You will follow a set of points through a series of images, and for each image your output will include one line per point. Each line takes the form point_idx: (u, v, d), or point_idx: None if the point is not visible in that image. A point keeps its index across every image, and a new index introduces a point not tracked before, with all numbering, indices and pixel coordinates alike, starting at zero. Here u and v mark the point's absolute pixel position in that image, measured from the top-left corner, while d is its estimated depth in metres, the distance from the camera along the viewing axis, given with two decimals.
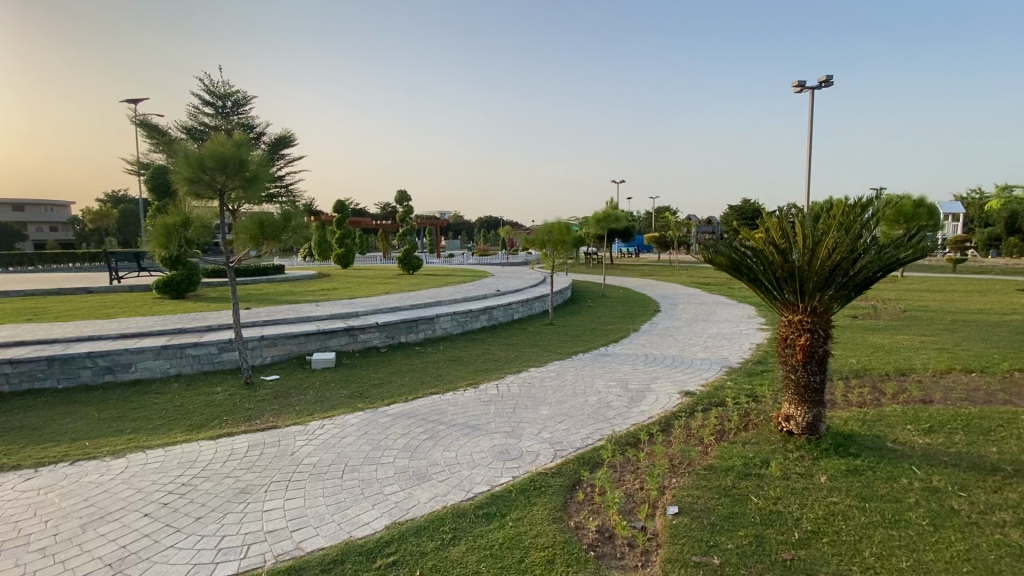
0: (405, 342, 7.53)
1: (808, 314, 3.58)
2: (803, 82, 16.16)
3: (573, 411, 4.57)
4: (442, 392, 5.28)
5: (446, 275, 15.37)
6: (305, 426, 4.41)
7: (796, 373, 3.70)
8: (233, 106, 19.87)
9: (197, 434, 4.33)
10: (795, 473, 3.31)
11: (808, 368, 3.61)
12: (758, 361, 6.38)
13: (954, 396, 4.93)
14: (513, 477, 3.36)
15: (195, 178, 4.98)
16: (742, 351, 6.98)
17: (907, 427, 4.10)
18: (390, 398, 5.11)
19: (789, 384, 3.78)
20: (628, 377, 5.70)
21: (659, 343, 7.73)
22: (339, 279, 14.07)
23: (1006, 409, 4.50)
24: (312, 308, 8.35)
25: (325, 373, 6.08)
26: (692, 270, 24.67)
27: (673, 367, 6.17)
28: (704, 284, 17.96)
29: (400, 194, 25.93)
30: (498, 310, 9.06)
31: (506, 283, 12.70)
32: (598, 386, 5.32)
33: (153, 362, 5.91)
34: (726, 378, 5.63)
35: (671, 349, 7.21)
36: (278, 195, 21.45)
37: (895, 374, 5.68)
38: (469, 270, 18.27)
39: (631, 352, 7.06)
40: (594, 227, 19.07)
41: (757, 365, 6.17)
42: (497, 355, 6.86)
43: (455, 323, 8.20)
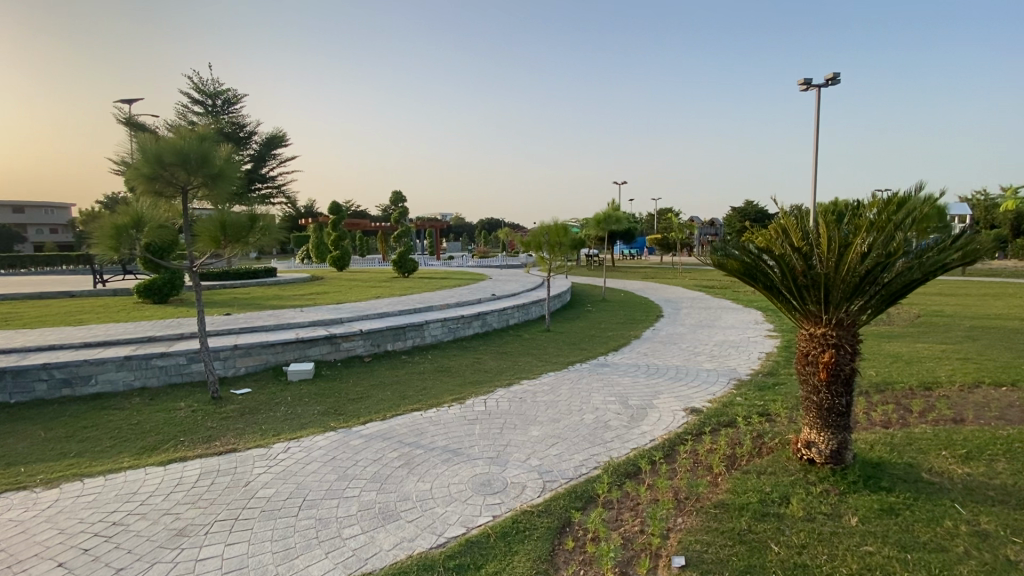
0: (391, 350, 7.08)
1: (832, 327, 3.14)
2: (809, 79, 15.70)
3: (567, 432, 4.11)
4: (424, 408, 4.83)
5: (442, 278, 14.94)
6: (267, 450, 3.97)
7: (818, 395, 3.26)
8: (224, 105, 19.53)
9: (146, 459, 3.88)
10: (821, 514, 2.84)
11: (832, 390, 3.18)
12: (769, 374, 5.90)
13: (988, 415, 4.45)
14: (493, 517, 2.91)
15: (155, 174, 4.56)
16: (751, 362, 6.51)
17: (942, 453, 3.63)
18: (367, 415, 4.66)
19: (810, 407, 3.34)
20: (628, 391, 5.24)
21: (661, 351, 7.26)
22: (332, 282, 13.63)
23: None
24: (295, 314, 7.91)
25: (301, 386, 5.63)
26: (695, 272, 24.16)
27: (677, 380, 5.71)
28: (708, 288, 17.47)
29: (398, 195, 25.57)
30: (492, 316, 8.61)
31: (503, 287, 12.26)
32: (595, 402, 4.86)
33: (115, 374, 5.48)
34: (735, 393, 5.17)
35: (674, 359, 6.74)
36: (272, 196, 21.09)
37: (919, 388, 5.20)
38: (467, 273, 17.85)
39: (632, 362, 6.59)
40: (594, 229, 18.62)
41: (768, 378, 5.70)
42: (489, 365, 6.41)
43: (445, 330, 7.75)
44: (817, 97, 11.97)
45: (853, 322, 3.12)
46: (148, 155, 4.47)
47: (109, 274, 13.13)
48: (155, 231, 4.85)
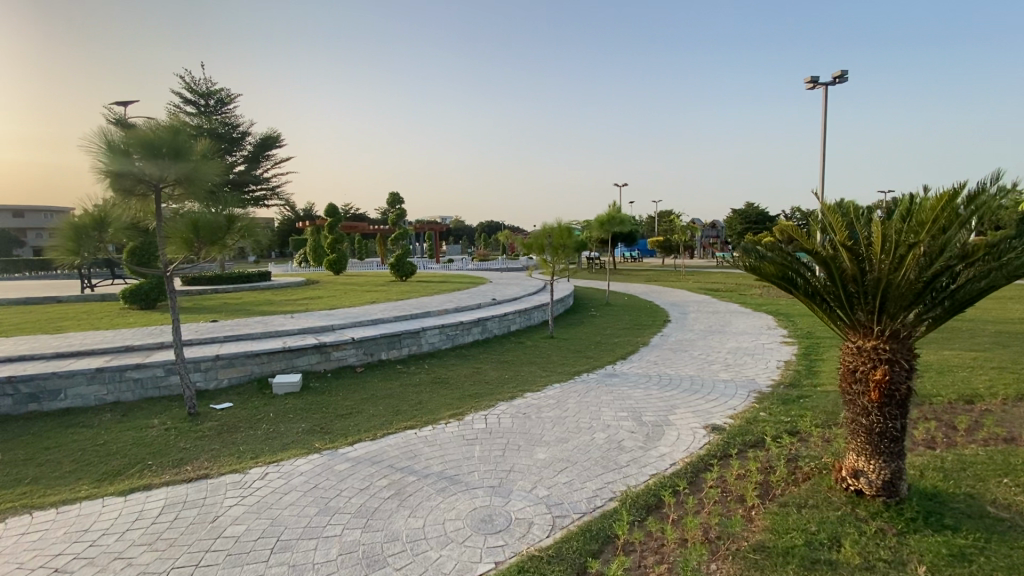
0: (386, 359, 6.66)
1: (885, 340, 2.73)
2: (816, 77, 15.34)
3: (577, 455, 3.69)
4: (419, 425, 4.41)
5: (441, 282, 14.52)
6: (242, 477, 3.55)
7: (868, 417, 2.87)
8: (217, 105, 19.22)
9: (106, 488, 3.46)
10: (880, 560, 2.42)
11: (885, 412, 2.79)
12: (791, 386, 5.48)
13: None
14: (495, 565, 2.48)
15: (122, 170, 4.14)
16: (770, 371, 6.09)
17: (1003, 480, 3.21)
18: (356, 434, 4.24)
19: (857, 431, 2.94)
20: (641, 405, 4.82)
21: (672, 360, 6.84)
22: (327, 287, 13.23)
23: None
24: (284, 321, 7.50)
25: (287, 399, 5.21)
26: (699, 275, 23.72)
27: (692, 392, 5.29)
28: (715, 291, 17.05)
29: (395, 197, 25.19)
30: (493, 322, 8.20)
31: (504, 291, 11.85)
32: (606, 418, 4.44)
33: (86, 388, 5.06)
34: (757, 408, 4.75)
35: (687, 368, 6.32)
36: (268, 199, 20.72)
37: (959, 402, 4.77)
38: (467, 276, 17.44)
39: (643, 372, 6.17)
40: (596, 231, 18.21)
41: (791, 391, 5.27)
42: (490, 376, 5.99)
43: (443, 337, 7.33)
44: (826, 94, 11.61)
45: (909, 333, 2.71)
46: (114, 149, 4.08)
47: (99, 279, 12.73)
48: (119, 234, 4.47)
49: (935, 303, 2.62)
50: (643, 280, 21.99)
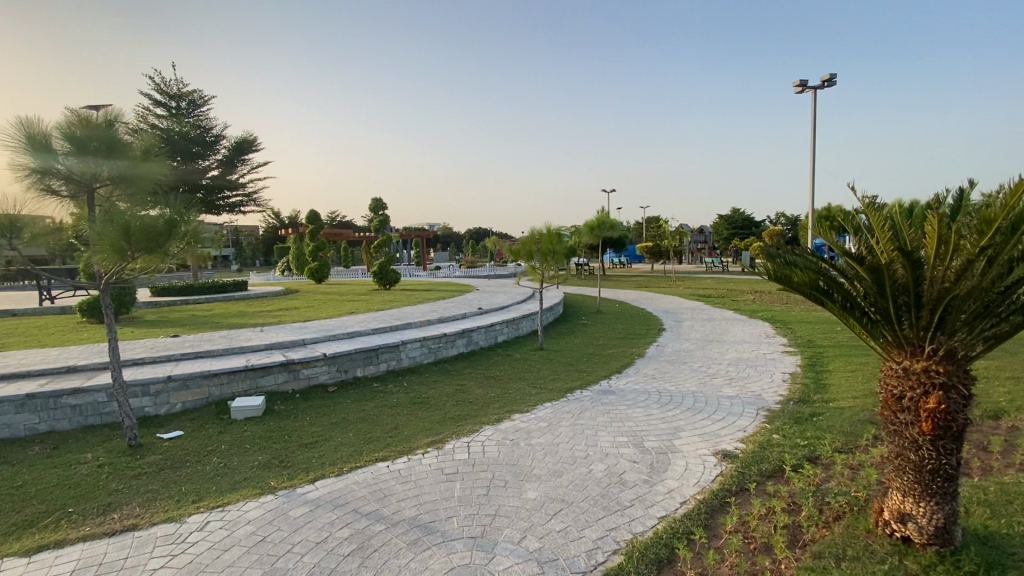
0: (361, 377, 6.12)
1: (936, 362, 2.29)
2: (804, 80, 15.19)
3: (572, 492, 3.20)
4: (392, 456, 3.88)
5: (426, 290, 13.99)
6: (177, 529, 2.98)
7: (914, 453, 2.42)
8: (189, 107, 18.66)
9: (9, 546, 2.87)
10: None
11: (937, 447, 2.34)
12: (801, 402, 5.04)
13: None
14: None
15: (45, 169, 3.61)
16: (776, 385, 5.67)
17: None
18: (320, 469, 3.71)
19: (900, 467, 2.50)
20: (641, 429, 4.34)
21: (670, 374, 6.39)
22: (306, 296, 12.61)
23: None
24: (251, 335, 6.91)
25: (246, 426, 4.65)
26: (689, 281, 23.39)
27: (696, 412, 4.83)
28: (707, 296, 16.75)
29: (377, 203, 24.55)
30: (478, 333, 7.69)
31: (492, 299, 11.36)
32: (603, 445, 3.95)
33: (14, 418, 4.44)
34: (769, 429, 4.31)
35: (687, 383, 5.87)
36: (245, 204, 20.03)
37: (985, 419, 4.39)
38: (454, 284, 16.90)
39: (641, 388, 5.70)
40: (586, 237, 17.81)
41: (803, 408, 4.84)
42: (474, 394, 5.48)
43: (425, 350, 6.81)
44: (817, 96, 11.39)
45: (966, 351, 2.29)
46: (36, 143, 3.54)
47: (59, 290, 11.97)
48: (34, 240, 3.68)
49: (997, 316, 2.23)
50: (633, 286, 21.70)
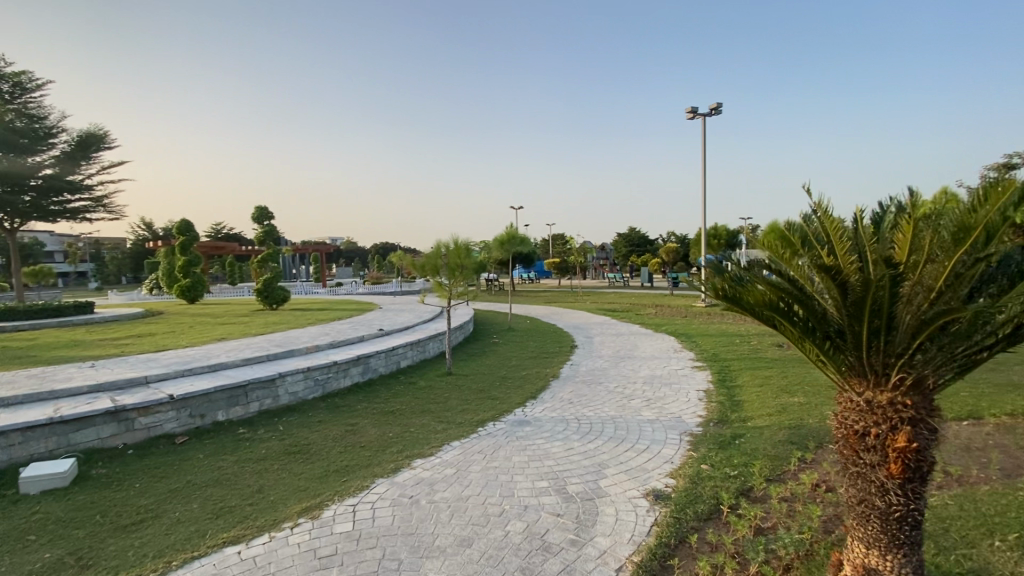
0: (224, 421, 4.95)
1: (902, 394, 1.95)
2: (694, 107, 16.21)
3: (485, 570, 2.52)
4: (248, 535, 2.94)
5: (322, 310, 12.62)
6: None
7: (879, 500, 2.03)
8: (16, 90, 15.69)
9: None
10: None
11: (909, 493, 1.96)
12: (720, 423, 4.82)
13: (985, 461, 3.63)
14: None
15: None
16: (693, 404, 5.46)
17: (993, 542, 2.57)
18: (135, 566, 2.66)
19: (861, 515, 2.12)
20: (562, 469, 3.78)
21: (587, 397, 5.97)
22: (172, 320, 10.72)
23: None
24: (76, 374, 5.42)
25: (39, 504, 3.39)
26: (596, 295, 23.94)
27: (618, 442, 4.40)
28: (614, 310, 17.06)
29: (265, 214, 22.29)
30: (376, 359, 6.77)
31: (395, 319, 10.40)
32: (521, 495, 3.33)
33: None
34: (695, 458, 3.97)
35: (606, 408, 5.47)
36: (97, 211, 17.10)
37: None
38: (355, 303, 15.55)
39: (558, 416, 5.19)
40: (495, 252, 17.40)
41: (723, 430, 4.61)
42: (367, 436, 4.61)
43: (309, 383, 5.77)
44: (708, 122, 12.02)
45: (939, 381, 1.97)
46: None
47: None
48: None
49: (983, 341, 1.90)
50: (543, 301, 21.71)
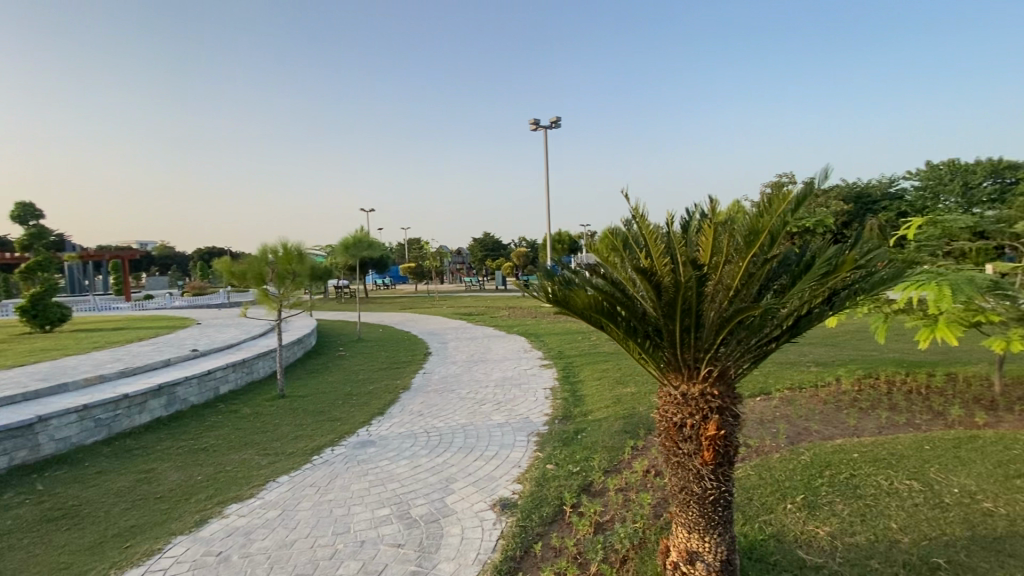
0: None
1: (711, 385, 2.09)
2: (538, 119, 17.13)
3: None
4: None
5: (120, 329, 10.44)
6: None
7: (696, 486, 2.16)
8: None
9: None
10: None
11: (720, 476, 2.12)
12: (564, 420, 4.99)
13: (772, 431, 4.29)
14: None
15: None
16: (540, 404, 5.60)
17: (781, 504, 2.98)
18: None
19: (682, 501, 2.24)
20: (407, 491, 3.52)
21: (438, 406, 5.77)
22: None
23: (827, 442, 3.96)
24: None
25: None
26: (452, 299, 23.93)
27: (468, 452, 4.28)
28: (469, 314, 17.18)
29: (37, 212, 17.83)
30: (188, 387, 5.72)
31: (219, 335, 9.02)
32: (359, 529, 2.99)
33: None
34: (541, 459, 4.02)
35: (456, 416, 5.33)
36: None
37: None
38: (168, 318, 13.21)
39: (406, 431, 4.90)
40: (341, 257, 16.26)
41: (567, 426, 4.78)
42: (168, 483, 3.79)
43: (88, 425, 4.60)
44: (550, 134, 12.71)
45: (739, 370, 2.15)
46: None
47: None
48: None
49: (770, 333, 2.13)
50: (397, 307, 20.98)
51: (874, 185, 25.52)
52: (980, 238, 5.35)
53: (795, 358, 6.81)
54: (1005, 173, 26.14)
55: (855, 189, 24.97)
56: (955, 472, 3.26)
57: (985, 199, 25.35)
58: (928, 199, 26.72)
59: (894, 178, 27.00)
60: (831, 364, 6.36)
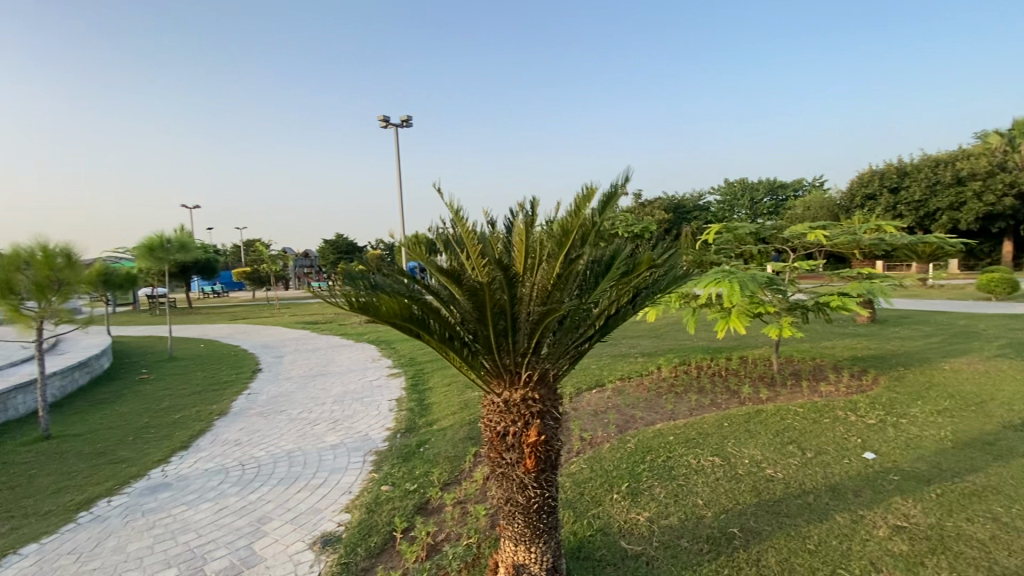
0: None
1: (532, 390, 2.00)
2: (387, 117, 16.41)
3: None
4: None
5: None
6: None
7: (520, 497, 2.05)
8: None
9: None
10: None
11: (543, 483, 2.03)
12: (406, 433, 4.68)
13: (605, 422, 4.50)
14: None
15: None
16: (382, 417, 5.20)
17: (609, 496, 3.08)
18: None
19: (507, 514, 2.11)
20: (203, 544, 2.90)
21: (261, 432, 5.02)
22: None
23: (650, 428, 4.28)
24: None
25: None
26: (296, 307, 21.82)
27: (290, 483, 3.74)
28: (315, 322, 15.78)
29: None
30: None
31: None
32: None
33: None
34: (375, 480, 3.67)
35: (282, 442, 4.68)
36: None
37: None
38: None
39: (214, 467, 4.13)
40: (145, 262, 13.57)
41: (408, 440, 4.47)
42: None
43: None
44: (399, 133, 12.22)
45: (558, 372, 2.10)
46: None
47: None
48: None
49: (586, 332, 2.12)
50: (228, 318, 18.43)
51: (687, 197, 29.71)
52: (760, 242, 6.35)
53: (626, 351, 7.41)
54: (777, 191, 32.49)
55: (675, 200, 28.74)
56: (747, 445, 3.73)
57: (765, 212, 31.21)
58: (727, 211, 31.96)
59: (702, 191, 31.77)
60: (655, 355, 7.04)
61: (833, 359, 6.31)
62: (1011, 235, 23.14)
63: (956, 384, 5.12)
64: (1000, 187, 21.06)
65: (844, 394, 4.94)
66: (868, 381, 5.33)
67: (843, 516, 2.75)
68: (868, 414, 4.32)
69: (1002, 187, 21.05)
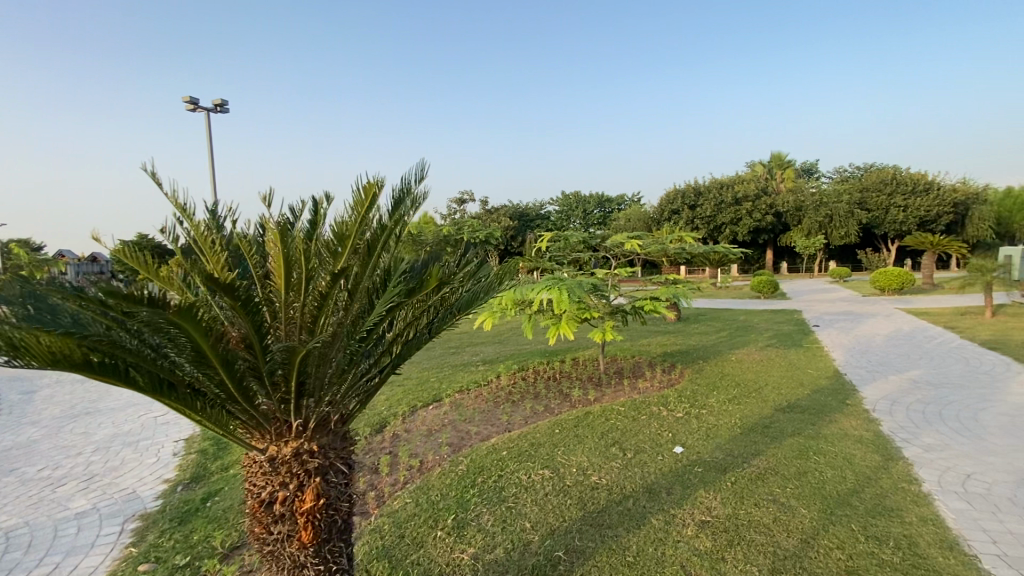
0: None
1: (308, 439, 1.57)
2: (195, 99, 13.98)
3: None
4: None
5: None
6: None
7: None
8: None
9: None
10: None
11: (326, 556, 1.59)
12: (191, 483, 3.76)
13: (437, 442, 4.17)
14: None
15: None
16: (161, 465, 4.15)
17: (432, 534, 2.74)
18: None
19: None
20: None
21: None
22: None
23: (484, 443, 4.06)
24: None
25: None
26: None
27: None
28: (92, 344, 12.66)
29: None
30: None
31: None
32: None
33: None
34: (132, 559, 2.80)
35: None
36: None
37: (374, 433, 4.39)
38: None
39: None
40: None
41: (192, 493, 3.59)
42: None
43: None
44: (206, 118, 10.41)
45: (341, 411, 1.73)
46: None
47: None
48: None
49: (375, 359, 1.82)
50: None
51: (529, 206, 31.30)
52: (588, 249, 6.65)
53: (466, 360, 7.21)
54: (605, 204, 36.13)
55: (518, 208, 30.04)
56: (574, 452, 3.73)
57: (595, 222, 34.49)
58: (563, 220, 34.50)
59: (542, 201, 33.78)
60: (494, 362, 6.95)
61: (649, 356, 6.91)
62: (772, 245, 29.05)
63: (741, 374, 5.94)
64: (763, 207, 26.28)
65: (658, 389, 5.36)
66: (675, 376, 5.90)
67: (658, 519, 2.81)
68: (677, 407, 4.71)
69: (765, 207, 26.31)
